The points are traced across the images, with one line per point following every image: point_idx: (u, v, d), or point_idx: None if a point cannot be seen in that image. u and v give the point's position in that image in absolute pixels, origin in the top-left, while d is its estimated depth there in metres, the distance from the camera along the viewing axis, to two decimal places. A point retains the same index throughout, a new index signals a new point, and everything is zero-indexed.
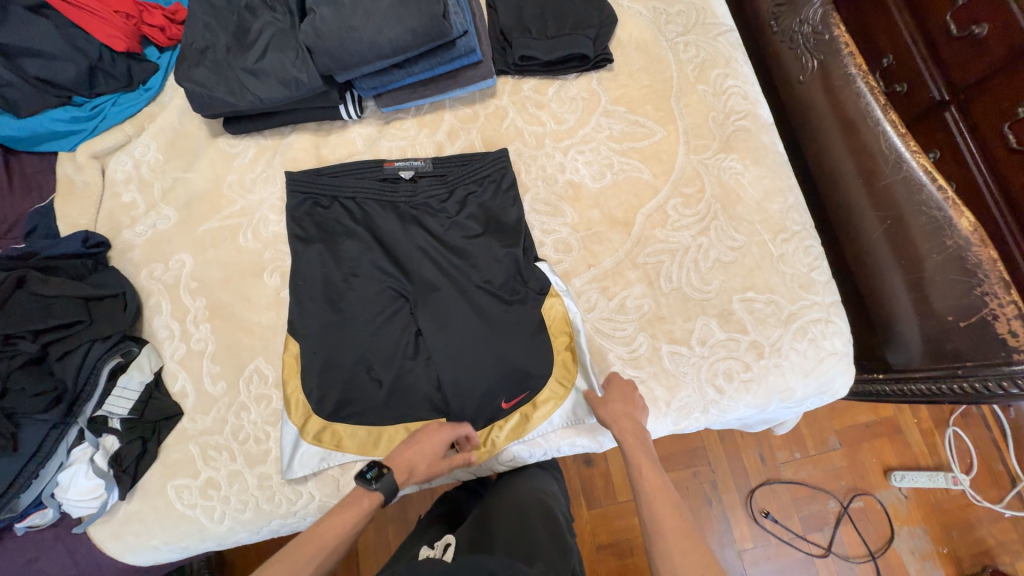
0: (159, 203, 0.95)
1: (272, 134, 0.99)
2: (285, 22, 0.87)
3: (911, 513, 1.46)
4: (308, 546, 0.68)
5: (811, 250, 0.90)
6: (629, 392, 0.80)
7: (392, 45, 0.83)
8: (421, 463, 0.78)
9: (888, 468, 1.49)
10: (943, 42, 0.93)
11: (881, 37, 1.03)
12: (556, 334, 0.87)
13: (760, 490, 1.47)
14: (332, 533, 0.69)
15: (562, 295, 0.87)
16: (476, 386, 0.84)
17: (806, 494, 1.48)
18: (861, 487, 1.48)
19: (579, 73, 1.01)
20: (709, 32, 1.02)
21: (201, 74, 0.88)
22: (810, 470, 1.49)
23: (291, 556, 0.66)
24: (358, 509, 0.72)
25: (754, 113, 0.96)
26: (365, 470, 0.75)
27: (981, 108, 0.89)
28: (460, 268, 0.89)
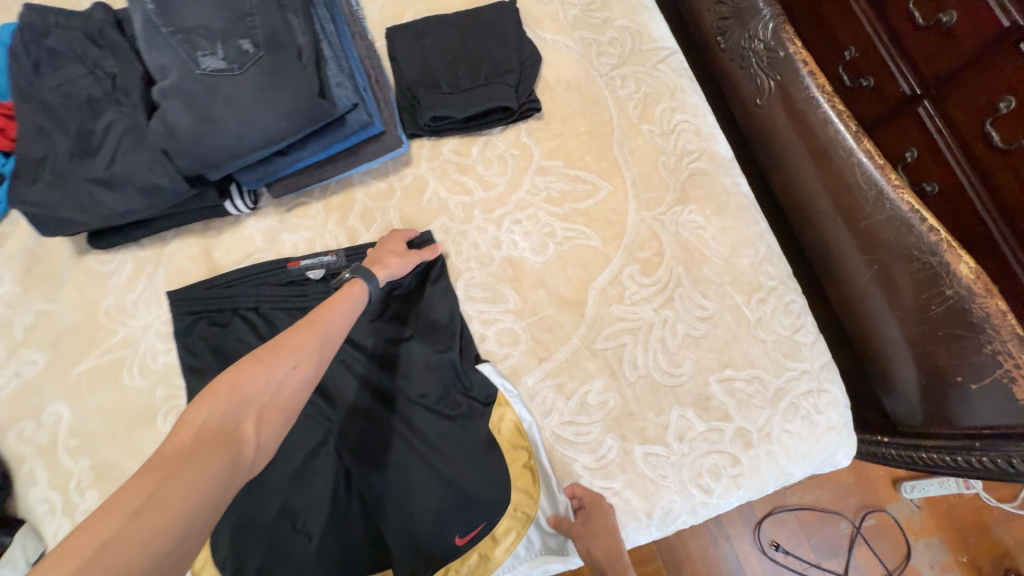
0: (21, 346, 0.79)
1: (152, 242, 0.83)
2: (133, 117, 0.72)
3: (925, 523, 1.21)
4: (307, 327, 0.57)
5: (792, 308, 0.78)
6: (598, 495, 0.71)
7: (264, 135, 0.68)
8: (395, 261, 0.73)
9: (896, 476, 1.23)
10: (906, 30, 0.76)
11: (839, 30, 0.85)
12: (512, 447, 0.72)
13: (768, 519, 1.21)
14: (332, 317, 0.59)
15: (512, 401, 0.74)
16: (423, 530, 0.69)
17: (816, 519, 1.21)
18: (872, 501, 1.22)
19: (505, 126, 0.86)
20: (648, 61, 0.88)
21: (38, 192, 0.72)
22: (817, 491, 1.23)
23: (292, 332, 0.56)
24: (349, 292, 0.64)
25: (710, 151, 0.84)
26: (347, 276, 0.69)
27: (958, 104, 0.71)
28: (391, 383, 0.75)
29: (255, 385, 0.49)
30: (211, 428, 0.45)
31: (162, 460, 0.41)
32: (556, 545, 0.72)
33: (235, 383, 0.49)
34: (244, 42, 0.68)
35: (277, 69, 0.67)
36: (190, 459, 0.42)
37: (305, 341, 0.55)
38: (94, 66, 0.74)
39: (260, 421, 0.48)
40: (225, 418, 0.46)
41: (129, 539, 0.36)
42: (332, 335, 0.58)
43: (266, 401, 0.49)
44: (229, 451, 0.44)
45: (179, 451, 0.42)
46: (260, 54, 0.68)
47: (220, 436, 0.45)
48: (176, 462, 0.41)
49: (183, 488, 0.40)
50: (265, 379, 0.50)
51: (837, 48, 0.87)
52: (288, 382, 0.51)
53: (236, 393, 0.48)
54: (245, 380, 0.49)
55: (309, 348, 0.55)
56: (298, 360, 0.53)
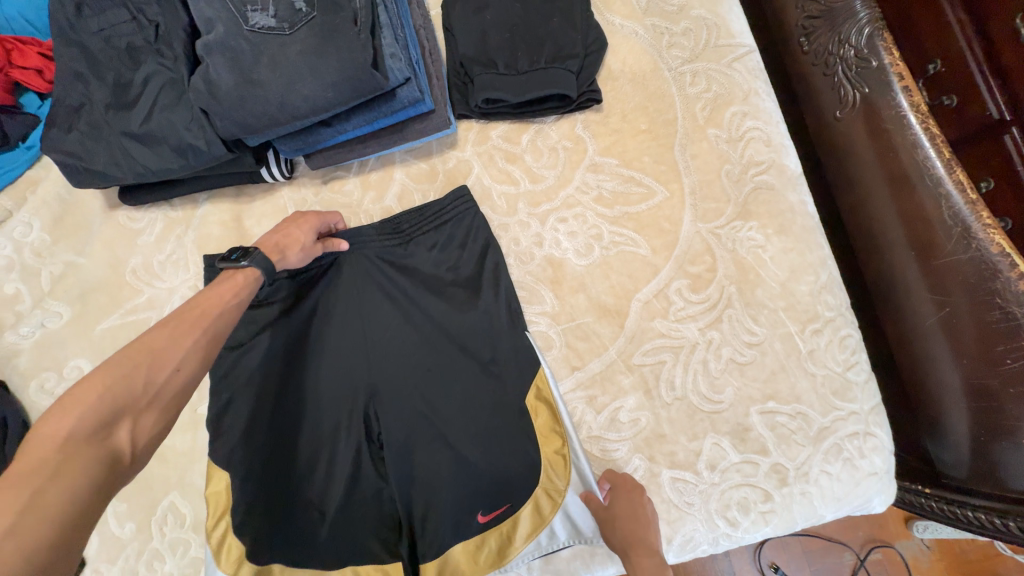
0: (47, 297, 0.78)
1: (184, 202, 0.81)
2: (174, 71, 0.68)
3: (934, 564, 1.16)
4: (189, 321, 0.53)
5: (848, 343, 0.72)
6: (615, 467, 0.69)
7: (308, 104, 0.63)
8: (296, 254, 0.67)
9: (910, 514, 1.16)
10: (1005, 49, 0.67)
11: (930, 38, 0.76)
12: (546, 437, 0.69)
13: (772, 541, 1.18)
14: (221, 312, 0.56)
15: (551, 385, 0.70)
16: (437, 511, 0.68)
17: (820, 547, 1.17)
18: (881, 536, 1.17)
19: (560, 115, 0.81)
20: (723, 58, 0.81)
21: (73, 141, 0.69)
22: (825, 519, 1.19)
23: (169, 324, 0.52)
24: (234, 284, 0.59)
25: (779, 164, 0.77)
26: (227, 257, 0.62)
27: None
28: (423, 363, 0.72)
29: (132, 391, 0.47)
30: (76, 442, 0.42)
31: (27, 473, 0.39)
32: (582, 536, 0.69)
33: (103, 392, 0.45)
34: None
35: (327, 33, 0.62)
36: (56, 476, 0.40)
37: (189, 340, 0.52)
38: (135, 11, 0.69)
39: (138, 424, 0.46)
40: (96, 427, 0.44)
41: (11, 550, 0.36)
42: (221, 332, 0.55)
43: (144, 405, 0.47)
44: (105, 460, 0.43)
45: (47, 462, 0.40)
46: (313, 14, 0.63)
47: (94, 444, 0.43)
48: (36, 481, 0.39)
49: (51, 508, 0.39)
50: (141, 384, 0.47)
51: (920, 62, 0.78)
52: (167, 386, 0.49)
53: (110, 401, 0.45)
54: (119, 386, 0.46)
55: (192, 344, 0.52)
56: (181, 362, 0.50)
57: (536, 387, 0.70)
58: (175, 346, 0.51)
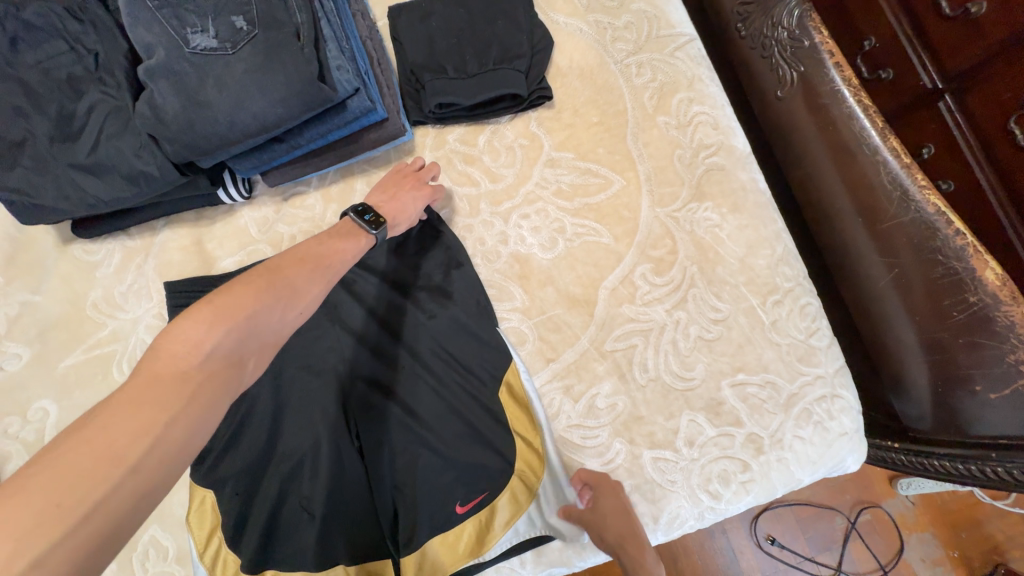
0: (4, 339, 0.75)
1: (141, 231, 0.79)
2: (117, 99, 0.67)
3: (920, 520, 1.20)
4: (316, 268, 0.55)
5: (808, 310, 0.75)
6: (600, 471, 0.69)
7: (256, 121, 0.63)
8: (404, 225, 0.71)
9: (893, 474, 1.21)
10: (931, 22, 0.71)
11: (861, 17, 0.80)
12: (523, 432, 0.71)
13: (764, 514, 1.20)
14: (337, 268, 0.58)
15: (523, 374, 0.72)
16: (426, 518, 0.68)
17: (811, 514, 1.21)
18: (867, 498, 1.21)
19: (514, 115, 0.82)
20: (665, 48, 0.84)
21: (18, 178, 0.68)
22: (813, 487, 1.22)
23: (298, 265, 0.54)
24: (353, 241, 0.62)
25: (728, 145, 0.80)
26: (357, 210, 0.66)
27: (981, 97, 0.67)
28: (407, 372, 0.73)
29: (264, 325, 0.48)
30: (214, 362, 0.43)
31: (168, 385, 0.41)
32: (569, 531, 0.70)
33: (244, 317, 0.46)
34: (236, 19, 0.63)
35: (271, 49, 0.62)
36: (194, 400, 0.41)
37: (314, 287, 0.54)
38: (73, 42, 0.69)
39: (259, 360, 0.48)
40: (230, 353, 0.45)
41: (147, 472, 0.37)
42: (334, 284, 0.57)
43: (268, 341, 0.48)
44: (230, 390, 0.44)
45: (184, 379, 0.41)
46: (255, 32, 0.63)
47: (224, 373, 0.44)
48: (178, 400, 0.40)
49: (181, 437, 0.40)
50: (271, 320, 0.49)
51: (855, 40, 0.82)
52: (289, 327, 0.50)
53: (244, 329, 0.46)
54: (258, 316, 0.47)
55: (314, 289, 0.54)
56: (304, 308, 0.52)
57: (506, 382, 0.72)
58: (300, 290, 0.52)
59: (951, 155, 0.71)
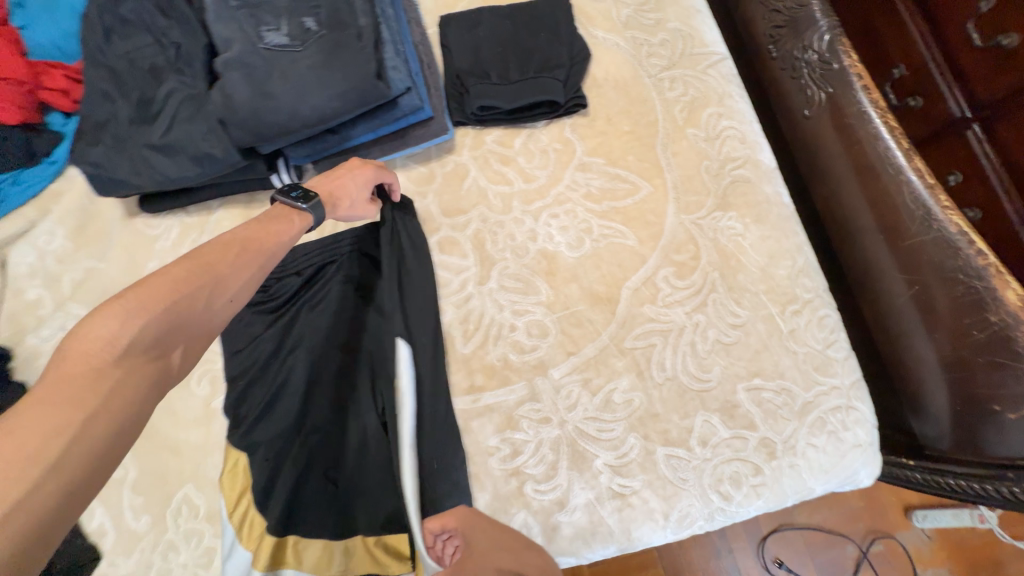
0: (68, 300, 0.81)
1: (198, 209, 0.85)
2: (193, 87, 0.74)
3: (936, 555, 1.17)
4: (247, 252, 0.53)
5: (826, 322, 0.77)
6: (457, 508, 0.68)
7: (315, 113, 0.69)
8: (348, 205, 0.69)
9: (908, 505, 1.20)
10: (964, 53, 0.73)
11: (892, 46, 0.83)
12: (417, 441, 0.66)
13: (773, 537, 1.19)
14: (274, 251, 0.57)
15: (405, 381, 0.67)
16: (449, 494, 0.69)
17: (822, 540, 1.19)
18: (882, 528, 1.19)
19: (550, 120, 0.87)
20: (698, 65, 0.88)
21: (99, 153, 0.75)
22: (826, 513, 1.21)
23: (224, 249, 0.52)
24: (289, 221, 0.60)
25: (754, 159, 0.83)
26: (285, 192, 0.63)
27: (1012, 126, 0.68)
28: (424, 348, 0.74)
29: (191, 317, 0.46)
30: (135, 353, 0.41)
31: (81, 384, 0.38)
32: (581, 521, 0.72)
33: (168, 305, 0.45)
34: (307, 20, 0.70)
35: (334, 49, 0.68)
36: (109, 401, 0.39)
37: (245, 270, 0.52)
38: (159, 35, 0.76)
39: (189, 349, 0.46)
40: (150, 347, 0.42)
41: (65, 476, 0.35)
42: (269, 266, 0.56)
43: (197, 328, 0.47)
44: (158, 384, 0.42)
45: (100, 374, 0.39)
46: (322, 32, 0.69)
47: (148, 364, 0.42)
48: (94, 396, 0.38)
49: (104, 434, 0.37)
50: (199, 305, 0.47)
51: (886, 67, 0.84)
52: (221, 312, 0.49)
53: (168, 322, 0.44)
54: (182, 304, 0.46)
55: (248, 273, 0.52)
56: (234, 294, 0.51)
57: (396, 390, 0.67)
58: (229, 272, 0.51)
59: (981, 181, 0.72)
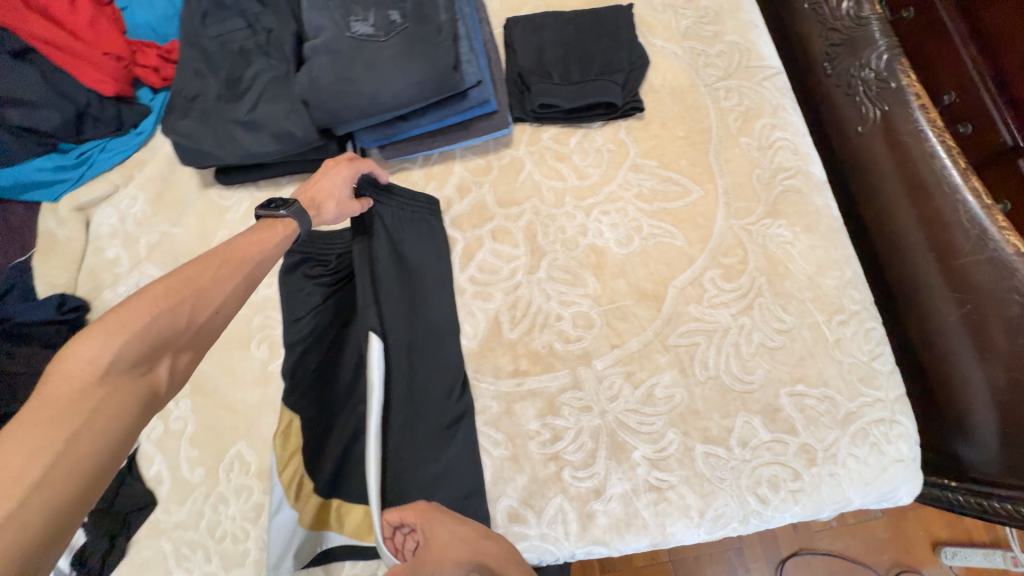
0: (144, 261, 0.87)
1: (268, 185, 0.90)
2: (279, 70, 0.79)
3: None
4: (232, 264, 0.54)
5: (872, 334, 0.77)
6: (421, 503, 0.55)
7: (394, 99, 0.74)
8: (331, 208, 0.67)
9: (937, 541, 1.17)
10: (1020, 83, 0.73)
11: (943, 72, 0.83)
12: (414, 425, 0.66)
13: (792, 561, 1.17)
14: (262, 260, 0.57)
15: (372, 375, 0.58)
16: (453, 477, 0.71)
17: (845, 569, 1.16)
18: (907, 562, 1.16)
19: (605, 122, 0.90)
20: (754, 77, 0.90)
21: (187, 126, 0.80)
22: (849, 540, 1.18)
23: (210, 263, 0.53)
24: (274, 231, 0.60)
25: (805, 171, 0.85)
26: (265, 205, 0.62)
27: None
28: (447, 333, 0.77)
29: (176, 329, 0.47)
30: (116, 371, 0.42)
31: (63, 407, 0.39)
32: (615, 512, 0.73)
33: (147, 320, 0.46)
34: (392, 13, 0.75)
35: (416, 41, 0.73)
36: (91, 418, 0.39)
37: (229, 282, 0.53)
38: (252, 21, 0.83)
39: (176, 363, 0.47)
40: (133, 365, 0.43)
41: (46, 500, 0.35)
42: (257, 275, 0.56)
43: (183, 342, 0.48)
44: (144, 399, 0.43)
45: (82, 396, 0.40)
46: (406, 25, 0.74)
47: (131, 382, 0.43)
48: (76, 419, 0.39)
49: (85, 455, 0.38)
50: (183, 319, 0.48)
51: (937, 92, 0.84)
52: (208, 324, 0.50)
53: (150, 337, 0.45)
54: (163, 319, 0.47)
55: (234, 286, 0.53)
56: (221, 304, 0.51)
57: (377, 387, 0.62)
58: (215, 285, 0.51)
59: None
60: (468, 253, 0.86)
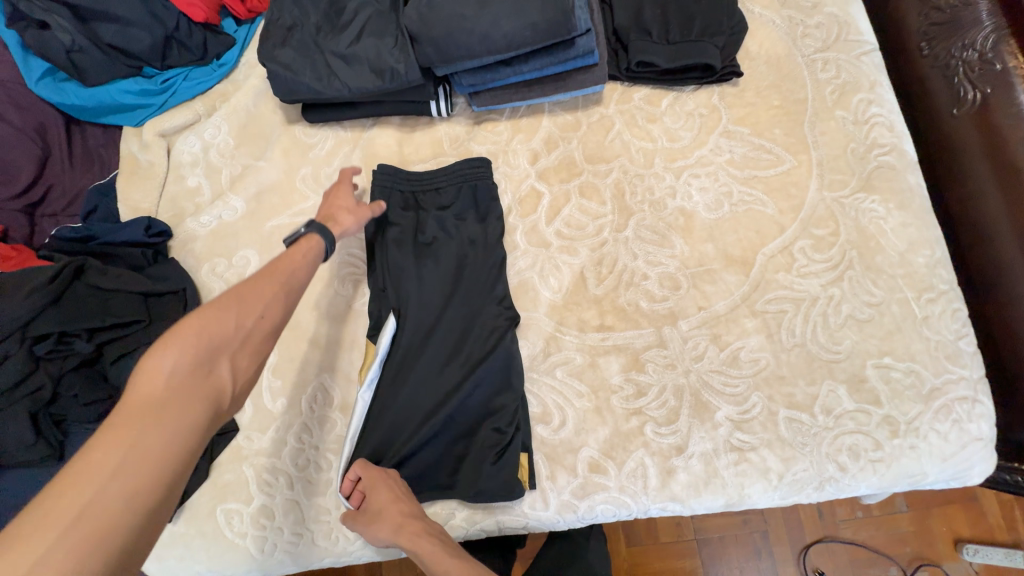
0: (226, 192, 0.86)
1: (352, 126, 0.89)
2: (382, 4, 0.78)
3: None
4: (273, 273, 0.58)
5: (959, 316, 0.77)
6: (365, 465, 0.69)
7: (505, 40, 0.73)
8: (350, 219, 0.71)
9: (958, 538, 1.09)
10: None
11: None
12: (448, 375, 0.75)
13: (815, 547, 1.11)
14: (299, 266, 0.61)
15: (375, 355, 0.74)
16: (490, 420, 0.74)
17: (867, 558, 1.10)
18: (928, 555, 1.09)
19: (699, 86, 0.89)
20: (852, 51, 0.89)
21: (286, 55, 0.79)
22: (873, 531, 1.11)
23: (260, 273, 0.58)
24: (304, 248, 0.63)
25: (901, 149, 0.83)
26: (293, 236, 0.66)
27: None
28: (480, 287, 0.79)
29: (227, 337, 0.52)
30: (180, 377, 0.48)
31: (137, 411, 0.46)
32: (695, 470, 0.73)
33: (202, 331, 0.51)
34: None
35: None
36: (159, 418, 0.46)
37: (272, 289, 0.57)
38: None
39: (232, 366, 0.52)
40: (192, 371, 0.49)
41: (120, 489, 0.42)
42: (298, 280, 0.60)
43: (236, 347, 0.53)
44: (203, 405, 0.49)
45: (152, 400, 0.46)
46: None
47: (190, 386, 0.49)
48: (145, 420, 0.45)
49: (152, 451, 0.44)
50: (234, 326, 0.53)
51: None
52: (256, 329, 0.54)
53: (203, 345, 0.50)
54: (215, 327, 0.51)
55: (277, 293, 0.57)
56: (265, 311, 0.55)
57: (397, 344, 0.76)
58: (260, 294, 0.56)
59: None
60: (555, 207, 0.85)
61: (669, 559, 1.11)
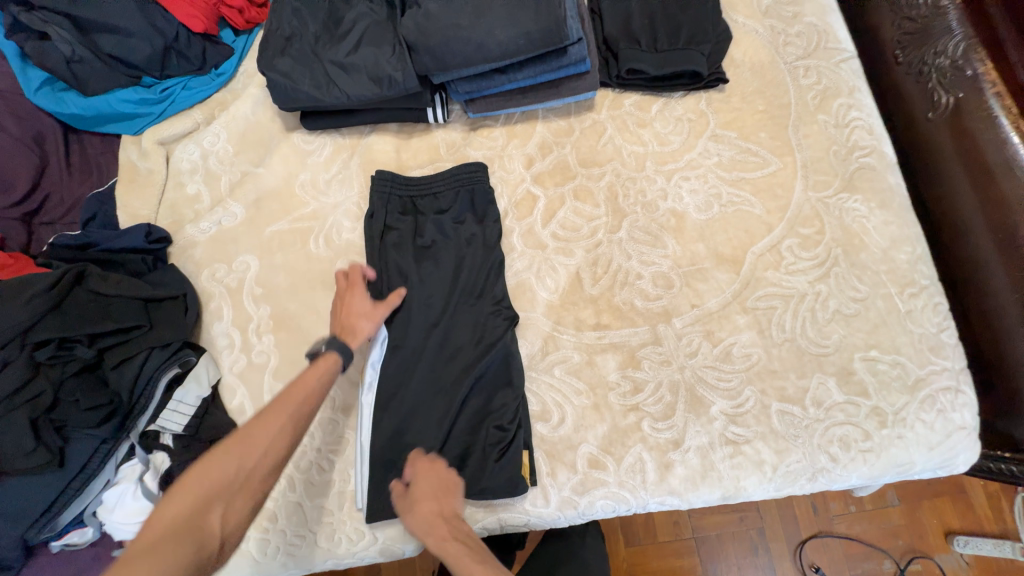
0: (226, 199, 0.87)
1: (350, 133, 0.91)
2: (379, 15, 0.81)
3: None
4: (280, 409, 0.60)
5: (940, 309, 0.80)
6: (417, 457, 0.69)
7: (500, 48, 0.75)
8: (365, 326, 0.73)
9: (948, 530, 1.12)
10: None
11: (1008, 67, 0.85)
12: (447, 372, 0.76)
13: (810, 543, 1.12)
14: (307, 400, 0.62)
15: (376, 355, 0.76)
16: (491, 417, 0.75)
17: (859, 551, 1.12)
18: (919, 547, 1.12)
19: (686, 92, 0.93)
20: (832, 58, 0.93)
21: (286, 64, 0.81)
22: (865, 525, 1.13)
23: (269, 408, 0.60)
24: (315, 373, 0.65)
25: (880, 151, 0.87)
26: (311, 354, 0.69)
27: None
28: (478, 289, 0.81)
29: (227, 481, 0.53)
30: (178, 522, 0.49)
31: (133, 549, 0.46)
32: (692, 463, 0.75)
33: (206, 479, 0.53)
34: None
35: None
36: (150, 551, 0.46)
37: (276, 424, 0.59)
38: None
39: (227, 510, 0.52)
40: (189, 517, 0.50)
41: None
42: (304, 419, 0.61)
43: (236, 490, 0.53)
44: (192, 546, 0.48)
45: (149, 542, 0.47)
46: None
47: (185, 529, 0.49)
48: (136, 554, 0.45)
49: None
50: (235, 471, 0.54)
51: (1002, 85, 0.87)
52: (257, 469, 0.55)
53: (202, 491, 0.52)
54: (218, 471, 0.54)
55: (281, 431, 0.58)
56: (268, 449, 0.57)
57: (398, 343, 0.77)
58: (262, 432, 0.57)
59: None
60: (550, 210, 0.87)
61: (668, 558, 1.12)
